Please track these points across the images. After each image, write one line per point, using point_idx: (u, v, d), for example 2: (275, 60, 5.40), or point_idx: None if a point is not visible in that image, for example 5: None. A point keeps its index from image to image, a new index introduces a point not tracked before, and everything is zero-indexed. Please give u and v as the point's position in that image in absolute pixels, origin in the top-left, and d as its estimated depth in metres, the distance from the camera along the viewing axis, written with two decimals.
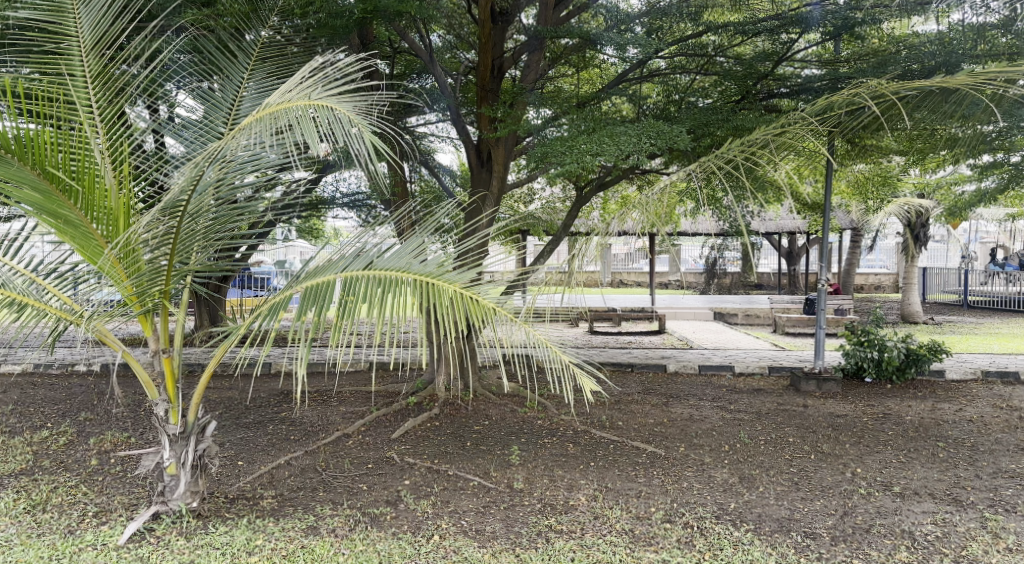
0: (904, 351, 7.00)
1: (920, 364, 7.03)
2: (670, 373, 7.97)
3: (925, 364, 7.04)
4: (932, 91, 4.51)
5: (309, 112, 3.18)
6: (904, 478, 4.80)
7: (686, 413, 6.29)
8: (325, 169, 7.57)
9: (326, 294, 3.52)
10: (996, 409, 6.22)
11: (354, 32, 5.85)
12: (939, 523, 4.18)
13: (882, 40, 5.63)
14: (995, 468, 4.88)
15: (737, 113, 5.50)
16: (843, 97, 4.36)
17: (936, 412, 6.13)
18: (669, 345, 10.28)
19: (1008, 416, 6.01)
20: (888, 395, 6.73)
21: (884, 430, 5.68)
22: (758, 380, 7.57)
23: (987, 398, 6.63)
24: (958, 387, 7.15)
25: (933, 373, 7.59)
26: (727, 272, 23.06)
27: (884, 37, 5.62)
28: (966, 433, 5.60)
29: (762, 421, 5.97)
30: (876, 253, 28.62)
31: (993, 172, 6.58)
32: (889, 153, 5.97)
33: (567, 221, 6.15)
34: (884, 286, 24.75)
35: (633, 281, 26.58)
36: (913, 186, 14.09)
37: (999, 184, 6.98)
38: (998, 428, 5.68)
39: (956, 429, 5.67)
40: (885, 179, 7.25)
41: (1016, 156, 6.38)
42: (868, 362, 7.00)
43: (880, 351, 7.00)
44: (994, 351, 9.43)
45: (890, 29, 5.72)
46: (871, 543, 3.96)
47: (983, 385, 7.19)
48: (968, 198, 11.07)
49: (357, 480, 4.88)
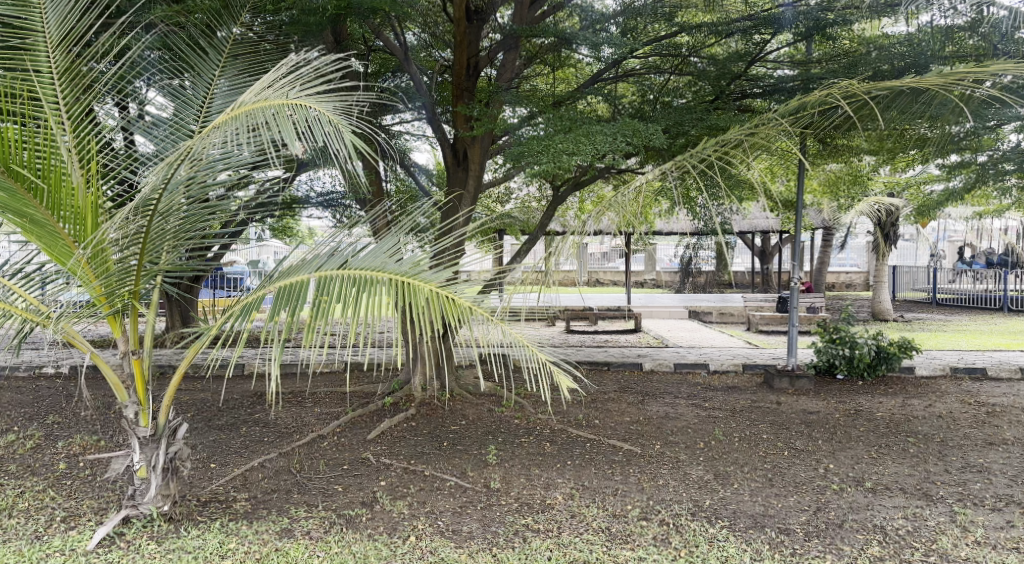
0: (875, 348, 7.10)
1: (891, 361, 7.14)
2: (647, 371, 8.02)
3: (895, 361, 7.15)
4: (903, 91, 4.54)
5: (285, 111, 3.15)
6: (876, 474, 4.86)
7: (662, 411, 6.33)
8: (299, 168, 7.49)
9: (300, 295, 3.46)
10: (965, 405, 6.33)
11: (328, 29, 5.80)
12: (910, 518, 4.23)
13: (853, 41, 5.70)
14: (964, 463, 4.97)
15: (711, 113, 5.55)
16: (815, 97, 4.37)
17: (906, 409, 6.23)
18: (645, 344, 10.35)
19: (975, 411, 6.12)
20: (860, 392, 6.82)
21: (855, 427, 5.75)
22: (733, 377, 7.63)
23: (956, 394, 6.75)
24: (927, 383, 7.27)
25: (903, 369, 7.71)
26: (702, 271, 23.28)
27: (855, 38, 5.69)
28: (935, 428, 5.69)
29: (737, 418, 6.03)
30: (848, 252, 29.07)
31: (960, 172, 6.70)
32: (858, 153, 6.07)
33: (544, 220, 6.16)
34: (855, 285, 25.11)
35: (610, 280, 26.74)
36: (884, 186, 14.33)
37: (966, 184, 7.12)
38: (966, 424, 5.79)
39: (926, 425, 5.76)
40: (855, 178, 7.36)
41: (983, 156, 6.50)
42: (840, 360, 7.09)
43: (851, 348, 7.10)
44: (963, 348, 9.61)
45: (861, 30, 5.79)
46: (843, 538, 4.00)
47: (951, 381, 7.32)
48: (936, 197, 11.30)
49: (332, 482, 4.83)
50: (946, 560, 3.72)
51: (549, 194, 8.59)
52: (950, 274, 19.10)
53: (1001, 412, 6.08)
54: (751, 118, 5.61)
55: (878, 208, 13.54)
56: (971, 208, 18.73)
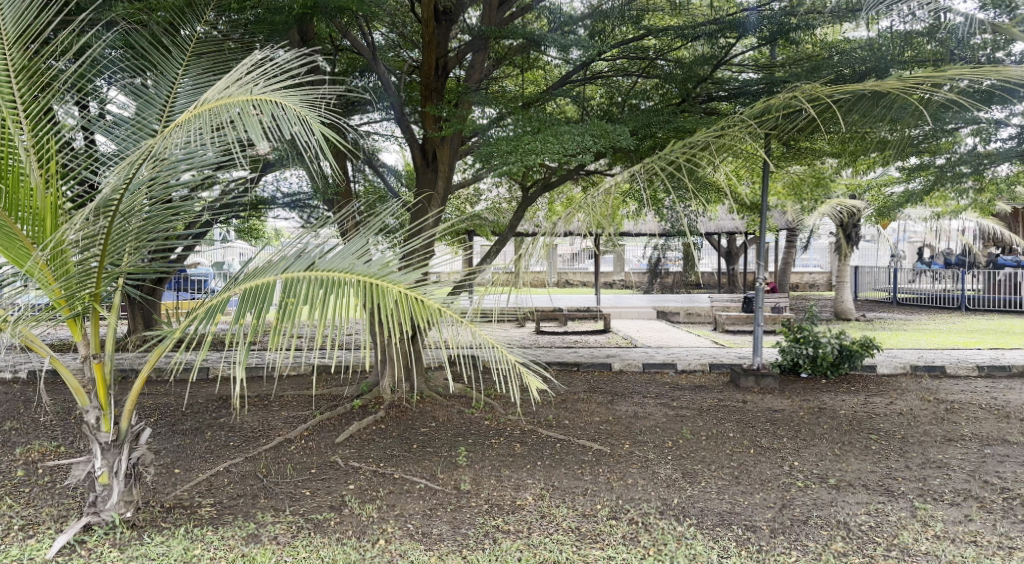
0: (837, 347, 7.24)
1: (854, 359, 7.27)
2: (616, 371, 8.07)
3: (857, 359, 7.28)
4: (864, 95, 4.65)
5: (250, 108, 3.09)
6: (839, 471, 4.94)
7: (631, 410, 6.37)
8: (265, 169, 7.39)
9: (265, 296, 3.42)
10: (924, 402, 6.47)
11: (294, 28, 5.74)
12: (872, 513, 4.32)
13: (815, 45, 5.79)
14: (923, 459, 5.08)
15: (678, 115, 5.61)
16: (780, 101, 4.44)
17: (868, 406, 6.35)
18: (614, 344, 10.43)
19: (934, 408, 6.26)
20: (824, 390, 6.94)
21: (819, 424, 5.85)
22: (700, 376, 7.72)
23: (916, 392, 6.90)
24: (888, 381, 7.43)
25: (865, 367, 7.87)
26: (669, 272, 23.58)
27: (817, 43, 5.79)
28: (896, 425, 5.81)
29: (704, 417, 6.10)
30: (812, 252, 29.54)
31: (918, 175, 6.86)
32: (821, 156, 6.18)
33: (514, 221, 6.16)
34: (818, 285, 25.56)
35: (579, 281, 26.94)
36: (845, 188, 14.65)
37: (923, 186, 7.30)
38: (926, 421, 5.91)
39: (887, 422, 5.88)
40: (818, 180, 7.51)
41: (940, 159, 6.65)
42: (803, 358, 7.21)
43: (815, 347, 7.23)
44: (922, 346, 9.85)
45: (823, 35, 5.90)
46: (808, 534, 4.07)
47: (911, 379, 7.49)
48: (894, 199, 11.60)
49: (300, 486, 4.79)
50: (907, 554, 3.79)
51: (518, 195, 8.61)
52: (910, 274, 19.51)
53: (959, 409, 6.23)
54: (717, 121, 5.68)
55: (840, 210, 13.78)
56: (929, 210, 19.24)
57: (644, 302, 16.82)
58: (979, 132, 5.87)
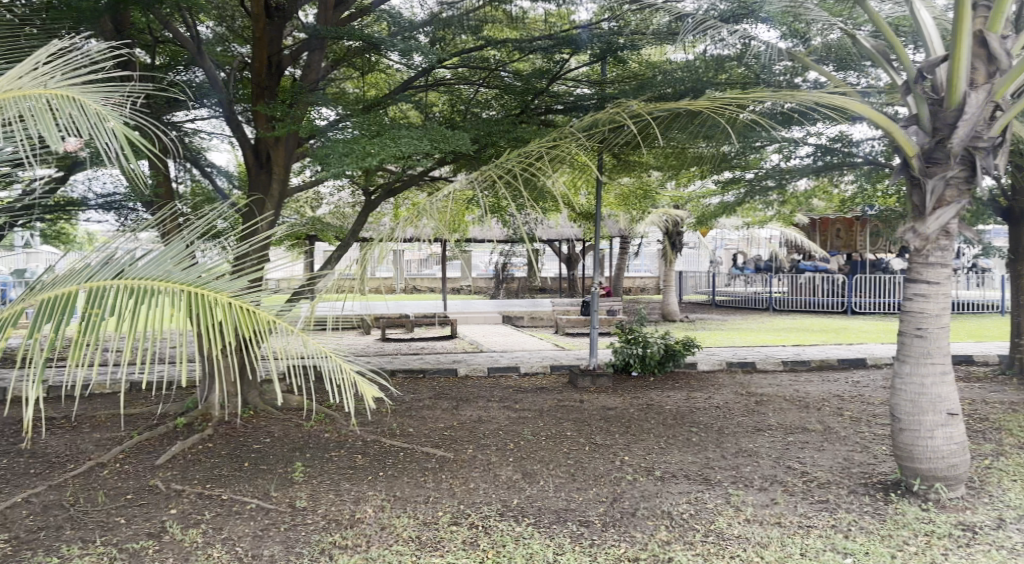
0: (663, 346, 7.79)
1: (679, 357, 7.83)
2: (461, 376, 8.15)
3: (680, 357, 7.85)
4: (680, 114, 4.95)
5: (44, 103, 2.76)
6: (664, 463, 5.27)
7: (475, 415, 6.45)
8: (72, 167, 6.70)
9: (61, 309, 2.85)
10: (738, 395, 7.10)
11: (106, 16, 5.28)
12: (692, 502, 4.64)
13: (641, 65, 6.18)
14: (737, 448, 5.54)
15: (518, 125, 5.78)
16: (607, 115, 4.65)
17: (691, 401, 6.85)
18: (459, 349, 10.51)
19: (746, 400, 6.89)
20: (653, 387, 7.39)
21: (648, 420, 6.22)
22: (541, 378, 7.98)
23: (731, 386, 7.56)
24: (708, 376, 8.09)
25: (688, 365, 8.51)
26: (514, 277, 24.24)
27: (642, 63, 6.17)
28: (714, 418, 6.31)
29: (544, 418, 6.29)
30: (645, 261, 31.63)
31: (732, 188, 7.49)
32: (648, 169, 6.58)
33: (356, 228, 6.04)
34: (648, 289, 27.30)
35: (427, 287, 26.94)
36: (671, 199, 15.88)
37: (735, 198, 8.02)
38: (739, 412, 6.47)
39: (707, 415, 6.37)
40: (646, 191, 8.03)
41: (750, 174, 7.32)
42: (634, 358, 7.67)
43: (644, 346, 7.73)
44: (738, 343, 10.86)
45: (650, 55, 6.28)
46: (636, 526, 4.29)
47: (727, 374, 8.21)
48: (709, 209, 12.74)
49: (114, 514, 4.39)
50: (722, 538, 4.11)
51: (357, 200, 8.46)
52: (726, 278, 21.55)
53: (766, 400, 6.88)
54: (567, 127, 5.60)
55: (666, 220, 15.41)
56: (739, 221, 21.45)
57: (490, 307, 17.08)
58: (781, 150, 6.47)
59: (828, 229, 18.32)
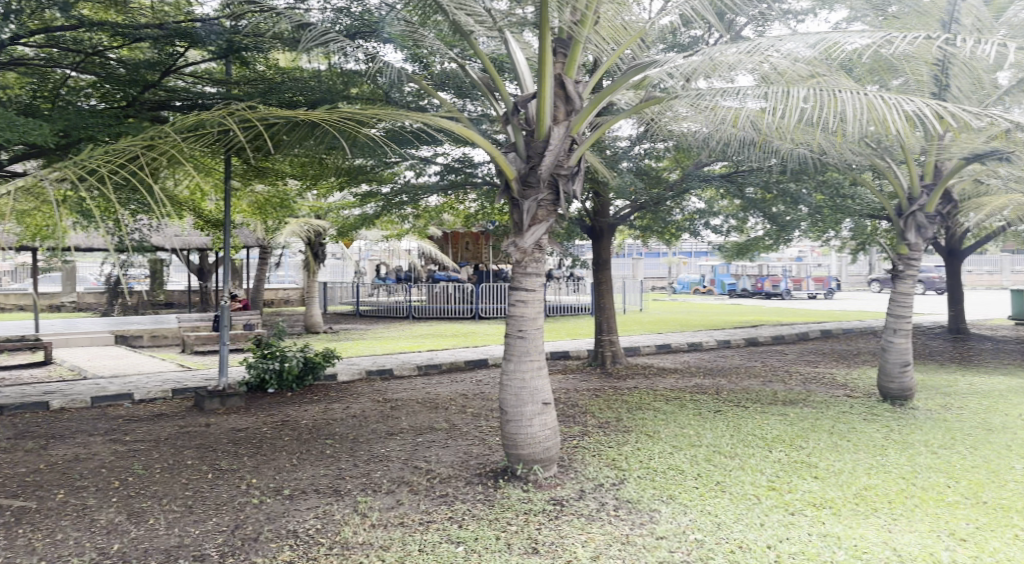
0: (302, 359, 7.77)
1: (318, 370, 7.94)
2: (54, 411, 6.94)
3: (320, 369, 7.93)
4: (298, 124, 4.84)
5: None
6: (294, 480, 5.13)
7: (71, 453, 5.58)
8: None
9: None
10: (374, 402, 7.36)
11: None
12: (320, 516, 4.54)
13: (267, 68, 6.48)
14: (368, 455, 5.67)
15: (119, 118, 5.62)
16: (208, 117, 4.30)
17: (327, 413, 6.88)
18: (51, 378, 8.89)
19: (381, 407, 7.17)
20: (288, 402, 7.34)
21: (280, 437, 6.05)
22: (161, 403, 7.33)
23: (368, 394, 7.82)
24: (347, 386, 8.26)
25: (327, 377, 8.56)
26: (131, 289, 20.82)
27: (268, 67, 6.47)
28: (349, 427, 6.40)
29: (161, 449, 5.70)
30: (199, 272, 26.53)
31: (369, 202, 7.76)
32: (282, 176, 6.56)
33: None
34: (292, 301, 25.60)
35: (11, 304, 21.70)
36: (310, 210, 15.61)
37: (371, 212, 8.32)
38: (374, 420, 6.68)
39: (341, 425, 6.43)
40: (281, 200, 7.99)
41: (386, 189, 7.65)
42: (270, 373, 7.53)
43: (281, 361, 7.61)
44: (376, 352, 11.30)
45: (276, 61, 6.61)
46: (257, 551, 4.03)
47: (366, 382, 8.51)
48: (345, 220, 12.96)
49: None
50: (346, 549, 4.07)
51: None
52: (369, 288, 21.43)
53: (399, 405, 7.24)
54: (220, 123, 4.92)
55: (308, 228, 14.72)
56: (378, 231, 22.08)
57: (102, 323, 14.75)
58: (411, 168, 7.13)
59: (459, 242, 19.24)
